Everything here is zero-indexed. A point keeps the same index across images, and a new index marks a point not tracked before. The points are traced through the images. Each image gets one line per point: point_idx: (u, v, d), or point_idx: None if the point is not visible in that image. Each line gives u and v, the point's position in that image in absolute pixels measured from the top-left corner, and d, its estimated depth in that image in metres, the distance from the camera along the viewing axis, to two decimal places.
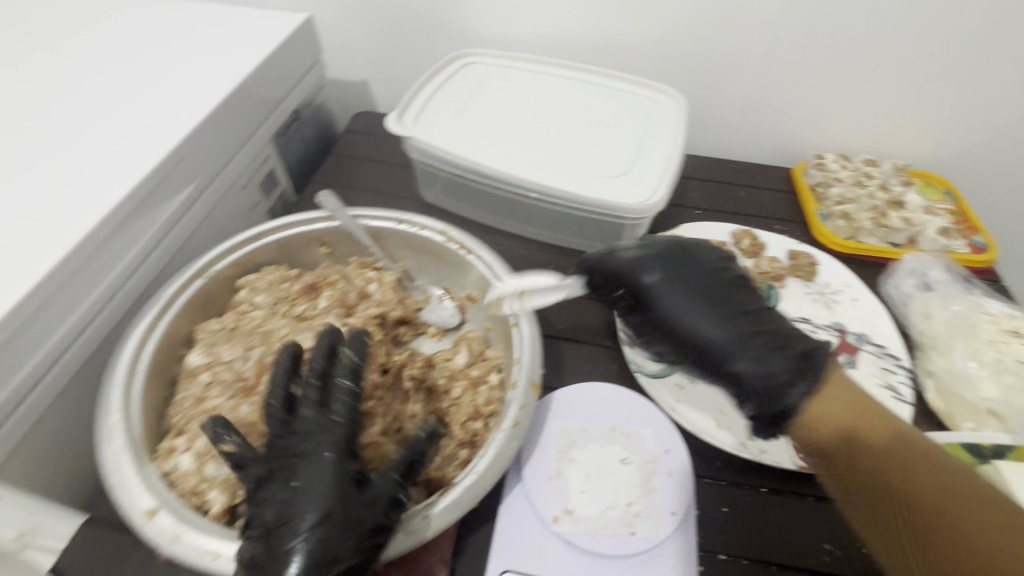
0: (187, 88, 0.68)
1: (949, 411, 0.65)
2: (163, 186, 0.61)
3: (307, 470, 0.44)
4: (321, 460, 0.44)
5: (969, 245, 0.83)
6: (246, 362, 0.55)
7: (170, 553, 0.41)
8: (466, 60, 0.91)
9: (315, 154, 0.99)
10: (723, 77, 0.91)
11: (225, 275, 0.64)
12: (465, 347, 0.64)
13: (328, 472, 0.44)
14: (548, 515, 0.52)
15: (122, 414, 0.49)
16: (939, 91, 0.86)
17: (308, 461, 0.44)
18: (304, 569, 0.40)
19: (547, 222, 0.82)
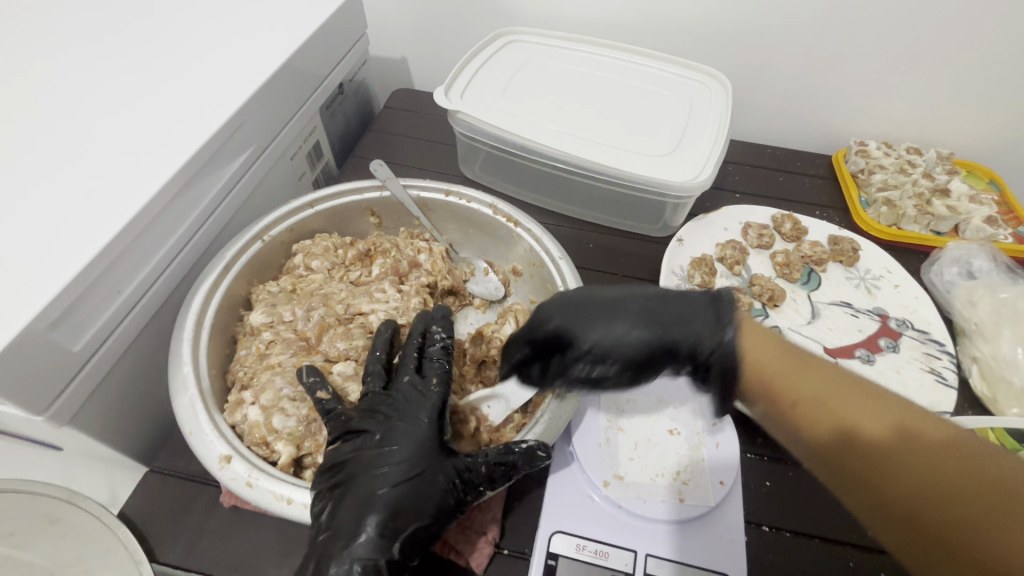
0: (243, 53, 0.68)
1: (993, 398, 0.64)
2: (223, 151, 0.62)
3: (393, 434, 0.47)
4: (406, 426, 0.47)
5: (1014, 235, 0.82)
6: (308, 322, 0.57)
7: (247, 497, 0.43)
8: (509, 38, 0.91)
9: (355, 128, 1.00)
10: (769, 59, 0.90)
11: (280, 240, 0.65)
12: (512, 319, 0.64)
13: (410, 440, 0.46)
14: (598, 480, 0.54)
15: (193, 366, 0.51)
16: (993, 79, 0.85)
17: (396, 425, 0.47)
18: (370, 554, 0.41)
19: (589, 201, 0.82)
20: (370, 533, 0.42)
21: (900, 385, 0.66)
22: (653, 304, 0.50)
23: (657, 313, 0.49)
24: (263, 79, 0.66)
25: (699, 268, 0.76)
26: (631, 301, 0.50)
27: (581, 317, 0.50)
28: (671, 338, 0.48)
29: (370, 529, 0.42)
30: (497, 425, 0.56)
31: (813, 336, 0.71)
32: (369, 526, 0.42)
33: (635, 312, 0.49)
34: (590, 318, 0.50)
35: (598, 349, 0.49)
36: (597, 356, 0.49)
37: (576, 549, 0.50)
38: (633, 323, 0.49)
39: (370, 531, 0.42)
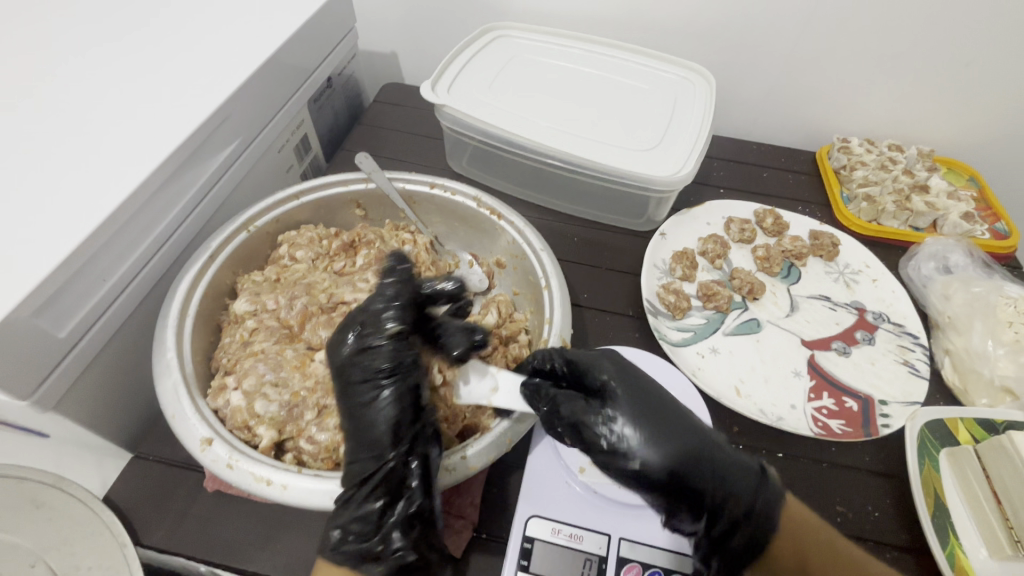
0: (230, 46, 0.69)
1: (965, 389, 0.67)
2: (209, 142, 0.62)
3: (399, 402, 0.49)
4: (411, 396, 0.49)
5: (991, 231, 0.84)
6: (291, 311, 0.58)
7: (227, 479, 0.44)
8: (498, 33, 0.91)
9: (344, 122, 1.00)
10: (754, 57, 0.91)
11: (266, 230, 0.66)
12: (494, 309, 0.65)
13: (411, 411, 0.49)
14: (575, 466, 0.55)
15: (177, 352, 0.52)
16: (972, 77, 0.86)
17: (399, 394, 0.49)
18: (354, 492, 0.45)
19: (574, 195, 0.83)
20: (364, 496, 0.45)
21: (873, 377, 0.68)
22: (701, 432, 0.49)
23: (712, 449, 0.48)
24: (250, 72, 0.66)
25: (680, 262, 0.77)
26: (690, 423, 0.49)
27: (646, 409, 0.49)
28: (704, 466, 0.47)
29: (365, 492, 0.45)
30: (476, 412, 0.57)
31: (790, 329, 0.73)
32: (366, 489, 0.45)
33: (689, 430, 0.48)
34: (650, 411, 0.48)
35: (642, 446, 0.47)
36: (643, 447, 0.47)
37: (552, 533, 0.52)
38: (689, 438, 0.47)
39: (365, 494, 0.45)
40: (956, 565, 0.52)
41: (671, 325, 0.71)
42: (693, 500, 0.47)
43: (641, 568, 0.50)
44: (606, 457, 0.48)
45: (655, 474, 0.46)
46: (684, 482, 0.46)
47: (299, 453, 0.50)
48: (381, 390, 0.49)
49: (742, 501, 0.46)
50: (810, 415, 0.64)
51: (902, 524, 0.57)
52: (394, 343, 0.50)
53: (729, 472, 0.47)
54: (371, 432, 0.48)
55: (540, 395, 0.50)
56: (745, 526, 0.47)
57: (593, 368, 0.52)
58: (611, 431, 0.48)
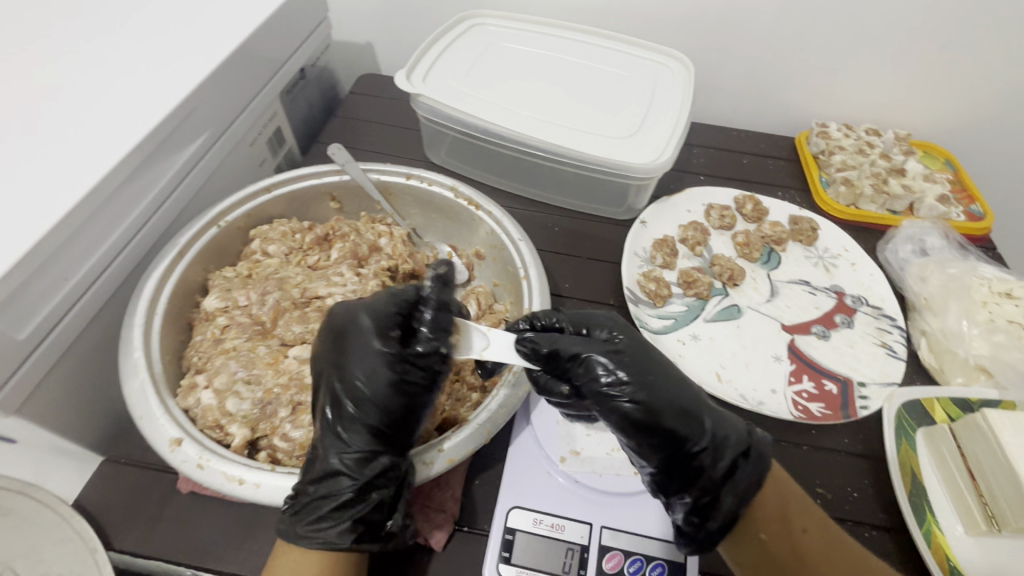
0: (195, 36, 0.66)
1: (941, 368, 0.67)
2: (176, 135, 0.60)
3: (379, 404, 0.47)
4: (393, 394, 0.47)
5: (966, 213, 0.85)
6: (263, 306, 0.57)
7: (197, 479, 0.43)
8: (473, 21, 0.90)
9: (319, 114, 0.98)
10: (732, 43, 0.90)
11: (237, 226, 0.65)
12: (474, 301, 0.65)
13: (393, 410, 0.47)
14: (555, 456, 0.55)
15: (144, 351, 0.50)
16: (947, 60, 0.86)
17: (379, 388, 0.47)
18: (320, 491, 0.44)
19: (553, 184, 0.83)
20: (334, 493, 0.44)
21: (852, 359, 0.68)
22: (691, 388, 0.49)
23: (703, 405, 0.47)
24: (218, 63, 0.64)
25: (660, 250, 0.77)
26: (682, 379, 0.49)
27: (644, 359, 0.48)
28: (697, 421, 0.46)
29: (337, 487, 0.44)
30: (456, 405, 0.56)
31: (771, 314, 0.73)
32: (337, 486, 0.44)
33: (682, 387, 0.48)
34: (647, 362, 0.48)
35: (642, 391, 0.45)
36: (643, 393, 0.45)
37: (533, 524, 0.51)
38: (683, 395, 0.47)
39: (336, 490, 0.44)
40: (933, 542, 0.53)
41: (652, 313, 0.71)
42: (685, 450, 0.45)
43: (622, 556, 0.50)
44: (606, 398, 0.46)
45: (653, 420, 0.45)
46: (678, 430, 0.45)
47: (273, 451, 0.49)
48: (363, 386, 0.47)
49: (728, 452, 0.46)
50: (790, 399, 0.64)
51: (880, 504, 0.57)
52: (382, 341, 0.48)
53: (720, 429, 0.46)
54: (349, 429, 0.46)
55: (542, 344, 0.48)
56: (729, 491, 0.46)
57: (591, 321, 0.51)
58: (611, 373, 0.46)
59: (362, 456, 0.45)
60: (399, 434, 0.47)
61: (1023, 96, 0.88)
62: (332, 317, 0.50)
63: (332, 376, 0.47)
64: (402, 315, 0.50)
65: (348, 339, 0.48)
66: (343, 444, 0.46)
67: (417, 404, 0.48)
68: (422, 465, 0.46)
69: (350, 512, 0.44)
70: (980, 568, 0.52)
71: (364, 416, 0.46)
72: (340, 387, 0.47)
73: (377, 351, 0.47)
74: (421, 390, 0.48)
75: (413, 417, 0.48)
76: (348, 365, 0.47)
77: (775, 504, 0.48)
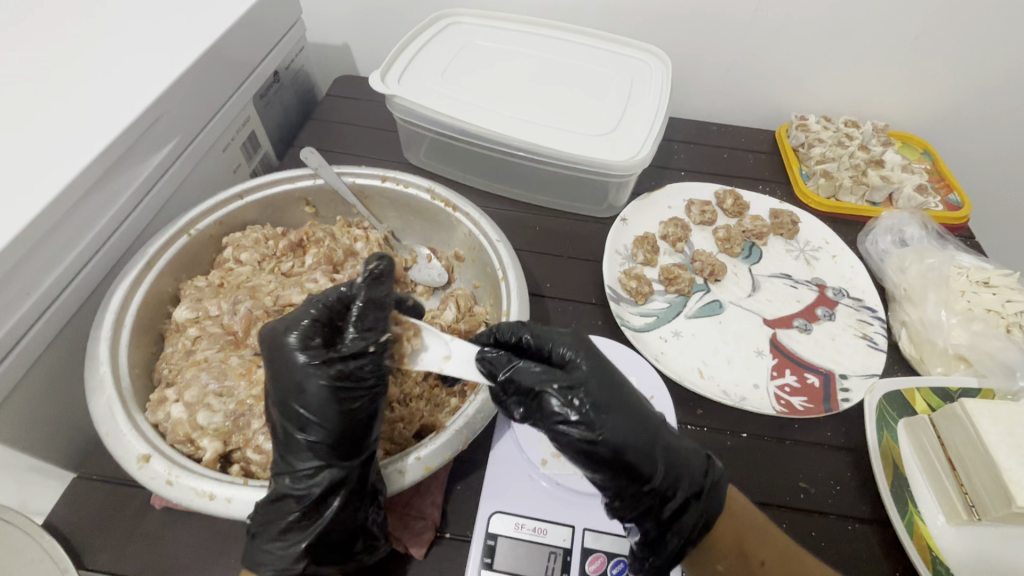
0: (161, 40, 0.65)
1: (921, 358, 0.67)
2: (142, 144, 0.59)
3: (319, 415, 0.44)
4: (329, 406, 0.44)
5: (944, 203, 0.85)
6: (234, 316, 0.56)
7: (166, 496, 0.42)
8: (449, 20, 0.89)
9: (296, 118, 0.97)
10: (710, 38, 0.90)
11: (209, 234, 0.63)
12: (453, 304, 0.64)
13: (334, 424, 0.44)
14: (537, 459, 0.55)
15: (111, 366, 0.49)
16: (923, 51, 0.87)
17: (314, 402, 0.44)
18: (276, 509, 0.43)
19: (533, 183, 0.82)
20: (286, 517, 0.43)
21: (834, 352, 0.68)
22: (655, 419, 0.46)
23: (664, 441, 0.45)
24: (186, 67, 0.63)
25: (641, 247, 0.76)
26: (646, 409, 0.46)
27: (604, 393, 0.45)
28: (651, 461, 0.44)
29: (288, 511, 0.43)
30: (434, 411, 0.56)
31: (753, 309, 0.73)
32: (288, 509, 0.43)
33: (642, 420, 0.45)
34: (609, 393, 0.45)
35: (597, 425, 0.44)
36: (598, 428, 0.44)
37: (515, 528, 0.51)
38: (642, 430, 0.44)
39: (287, 514, 0.43)
40: (914, 533, 0.53)
41: (634, 311, 0.71)
42: (636, 487, 0.44)
43: (605, 558, 0.49)
44: (558, 431, 0.44)
45: (605, 455, 0.44)
46: (631, 467, 0.43)
47: (246, 464, 0.49)
48: (298, 403, 0.44)
49: (680, 492, 0.44)
50: (773, 393, 0.64)
51: (862, 496, 0.57)
52: (307, 353, 0.45)
53: (676, 466, 0.44)
54: (296, 449, 0.44)
55: (499, 367, 0.48)
56: (675, 530, 0.45)
57: (556, 344, 0.49)
58: (568, 404, 0.44)
59: (313, 475, 0.44)
60: (346, 448, 0.44)
61: (997, 85, 0.89)
62: (264, 336, 0.47)
63: (270, 396, 0.46)
64: (326, 322, 0.47)
65: (276, 358, 0.45)
66: (292, 466, 0.44)
67: (358, 412, 0.45)
68: (394, 475, 0.45)
69: (306, 532, 0.43)
70: (960, 557, 0.52)
71: (307, 436, 0.44)
72: (280, 406, 0.45)
73: (303, 363, 0.44)
74: (359, 396, 0.45)
75: (357, 427, 0.45)
76: (279, 384, 0.45)
77: (730, 533, 0.47)
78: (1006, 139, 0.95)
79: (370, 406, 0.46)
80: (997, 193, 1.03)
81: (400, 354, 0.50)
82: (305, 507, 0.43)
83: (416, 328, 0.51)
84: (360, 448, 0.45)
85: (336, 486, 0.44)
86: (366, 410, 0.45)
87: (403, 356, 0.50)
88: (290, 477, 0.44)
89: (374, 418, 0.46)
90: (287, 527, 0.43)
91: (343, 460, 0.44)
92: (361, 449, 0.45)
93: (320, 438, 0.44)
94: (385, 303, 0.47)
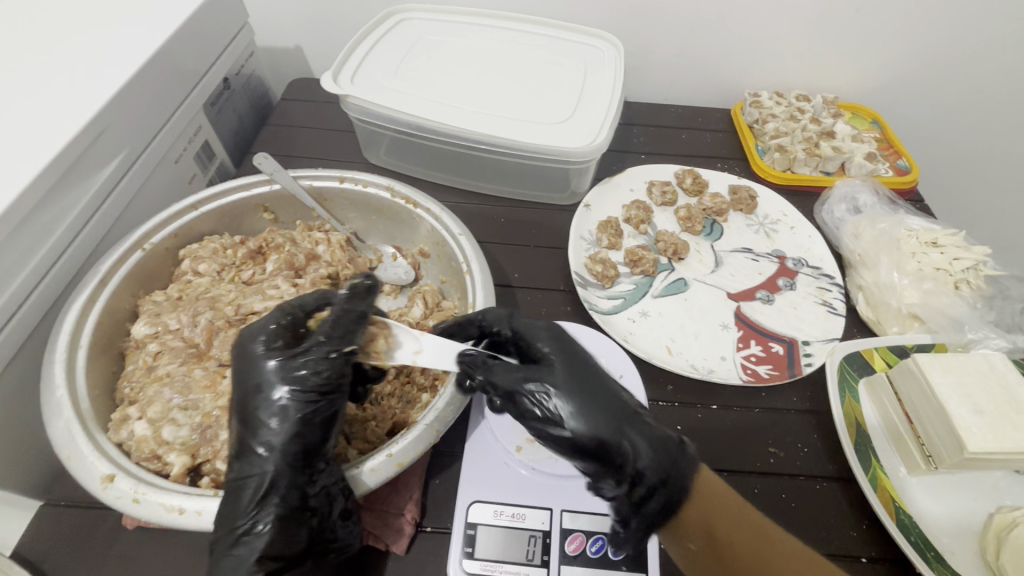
0: (99, 52, 0.62)
1: (877, 320, 0.70)
2: (85, 160, 0.57)
3: (279, 415, 0.44)
4: (289, 407, 0.44)
5: (893, 169, 0.88)
6: (195, 328, 0.55)
7: (134, 513, 0.41)
8: (399, 18, 0.88)
9: (251, 124, 0.95)
10: (660, 22, 0.91)
11: (165, 247, 0.62)
12: (420, 300, 0.64)
13: (289, 426, 0.44)
14: (511, 446, 0.55)
15: (68, 388, 0.48)
16: (864, 25, 0.89)
17: (271, 404, 0.45)
18: (226, 522, 0.42)
19: (495, 175, 0.82)
20: (236, 522, 0.42)
21: (796, 320, 0.70)
22: (625, 408, 0.48)
23: (631, 430, 0.46)
24: (128, 77, 0.61)
25: (605, 231, 0.77)
26: (616, 398, 0.48)
27: (576, 388, 0.47)
28: (618, 448, 0.45)
29: (238, 516, 0.42)
30: (406, 407, 0.56)
31: (716, 284, 0.75)
32: (240, 516, 0.42)
33: (610, 410, 0.47)
34: (579, 389, 0.47)
35: (568, 418, 0.46)
36: (568, 425, 0.46)
37: (494, 516, 0.51)
38: (609, 422, 0.46)
39: (237, 523, 0.42)
40: (879, 485, 0.55)
41: (602, 294, 0.72)
42: (607, 473, 0.46)
43: (585, 537, 0.50)
44: (536, 428, 0.47)
45: (578, 447, 0.46)
46: (599, 457, 0.46)
47: (218, 475, 0.48)
48: (255, 402, 0.45)
49: (646, 476, 0.45)
50: (739, 364, 0.66)
51: (830, 456, 0.59)
52: (269, 352, 0.46)
53: (642, 454, 0.46)
54: (251, 455, 0.44)
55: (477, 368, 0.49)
56: (644, 510, 0.46)
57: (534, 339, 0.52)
58: (542, 403, 0.46)
59: (266, 478, 0.43)
60: (298, 450, 0.44)
61: (938, 53, 0.92)
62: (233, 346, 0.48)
63: (233, 401, 0.46)
64: (292, 327, 0.49)
65: (242, 366, 0.47)
66: (244, 470, 0.43)
67: (313, 415, 0.45)
68: (363, 476, 0.45)
69: (256, 540, 0.42)
70: (921, 503, 0.55)
71: (264, 441, 0.44)
72: (239, 413, 0.45)
73: (262, 362, 0.46)
74: (315, 399, 0.45)
75: (311, 431, 0.45)
76: (241, 386, 0.46)
77: (700, 521, 0.46)
78: (949, 104, 0.99)
79: (326, 410, 0.46)
80: (943, 156, 1.07)
81: (378, 351, 0.51)
82: (255, 510, 0.42)
83: (389, 327, 0.52)
84: (314, 450, 0.45)
85: (286, 488, 0.43)
86: (321, 415, 0.46)
87: (380, 354, 0.51)
88: (242, 480, 0.43)
89: (330, 422, 0.46)
90: (238, 534, 0.41)
91: (295, 463, 0.44)
92: (314, 450, 0.45)
93: (275, 439, 0.44)
94: (363, 313, 0.49)
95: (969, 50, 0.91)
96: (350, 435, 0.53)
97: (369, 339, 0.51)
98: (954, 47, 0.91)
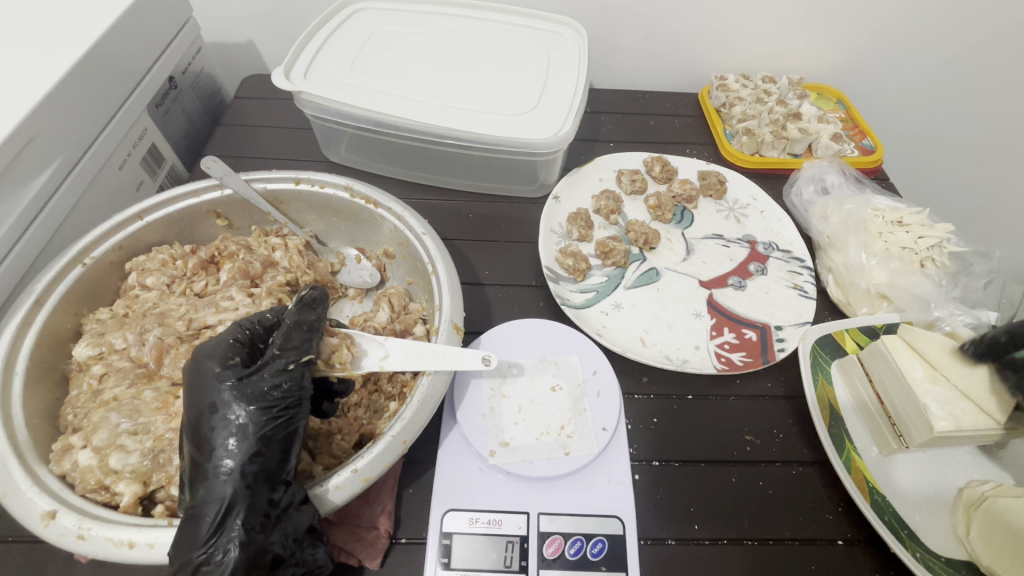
0: (21, 54, 0.57)
1: (847, 301, 0.70)
2: (14, 170, 0.53)
3: (236, 434, 0.41)
4: (247, 424, 0.42)
5: (859, 148, 0.89)
6: (143, 347, 0.52)
7: (79, 551, 0.39)
8: (353, 8, 0.84)
9: (203, 125, 0.91)
10: (623, 8, 0.89)
11: (109, 261, 0.58)
12: (387, 303, 0.62)
13: (248, 445, 0.41)
14: (485, 451, 0.54)
15: (3, 420, 0.45)
16: (826, 5, 0.88)
17: (226, 423, 0.41)
18: (187, 550, 0.38)
19: (459, 169, 0.79)
20: (193, 554, 0.38)
21: (768, 305, 0.70)
22: None
23: None
24: (52, 80, 0.56)
25: (575, 223, 0.76)
26: None
27: None
28: None
29: (196, 547, 0.38)
30: (374, 417, 0.54)
31: (689, 272, 0.74)
32: (198, 544, 0.38)
33: None
34: None
35: None
36: None
37: (469, 524, 0.50)
38: None
39: (194, 553, 0.38)
40: (851, 467, 0.55)
41: (573, 288, 0.70)
42: None
43: (562, 539, 0.50)
44: None
45: None
46: None
47: (172, 502, 0.46)
48: (210, 424, 0.42)
49: None
50: (713, 352, 0.65)
51: (805, 440, 0.59)
52: (225, 369, 0.44)
53: None
54: (206, 479, 0.40)
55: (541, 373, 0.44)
56: None
57: None
58: None
59: (224, 502, 0.39)
60: (259, 469, 0.41)
61: (900, 30, 0.92)
62: (184, 366, 0.46)
63: (184, 424, 0.43)
64: (249, 344, 0.48)
65: (195, 386, 0.43)
66: (199, 497, 0.40)
67: (273, 432, 0.42)
68: (328, 493, 0.43)
69: (217, 571, 0.38)
70: (897, 484, 0.55)
71: (220, 462, 0.40)
72: (191, 435, 0.42)
73: (216, 380, 0.43)
74: (275, 414, 0.43)
75: (272, 448, 0.42)
76: (192, 406, 0.43)
77: None
78: (913, 81, 0.99)
79: (287, 426, 0.43)
80: (907, 133, 1.08)
81: (342, 362, 0.50)
82: (214, 538, 0.38)
83: (350, 337, 0.52)
84: (276, 468, 0.42)
85: (247, 511, 0.40)
86: (282, 431, 0.43)
87: (345, 364, 0.50)
88: (197, 508, 0.39)
89: (293, 437, 0.44)
90: (196, 566, 0.38)
91: (256, 484, 0.40)
92: (276, 468, 0.42)
93: (233, 460, 0.40)
94: (315, 324, 0.49)
95: (929, 27, 0.91)
96: (316, 450, 0.51)
97: (332, 351, 0.50)
98: (915, 24, 0.91)
